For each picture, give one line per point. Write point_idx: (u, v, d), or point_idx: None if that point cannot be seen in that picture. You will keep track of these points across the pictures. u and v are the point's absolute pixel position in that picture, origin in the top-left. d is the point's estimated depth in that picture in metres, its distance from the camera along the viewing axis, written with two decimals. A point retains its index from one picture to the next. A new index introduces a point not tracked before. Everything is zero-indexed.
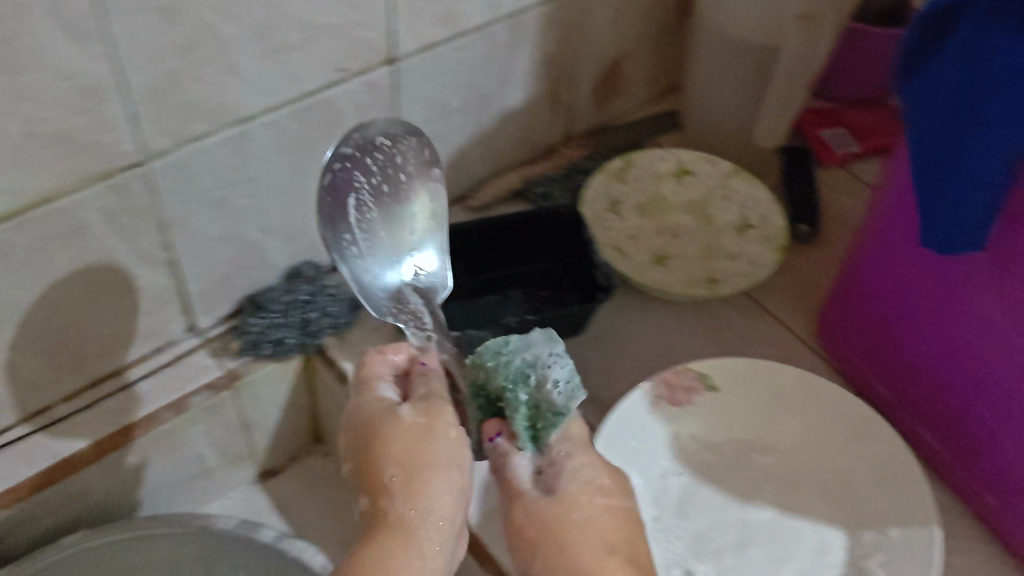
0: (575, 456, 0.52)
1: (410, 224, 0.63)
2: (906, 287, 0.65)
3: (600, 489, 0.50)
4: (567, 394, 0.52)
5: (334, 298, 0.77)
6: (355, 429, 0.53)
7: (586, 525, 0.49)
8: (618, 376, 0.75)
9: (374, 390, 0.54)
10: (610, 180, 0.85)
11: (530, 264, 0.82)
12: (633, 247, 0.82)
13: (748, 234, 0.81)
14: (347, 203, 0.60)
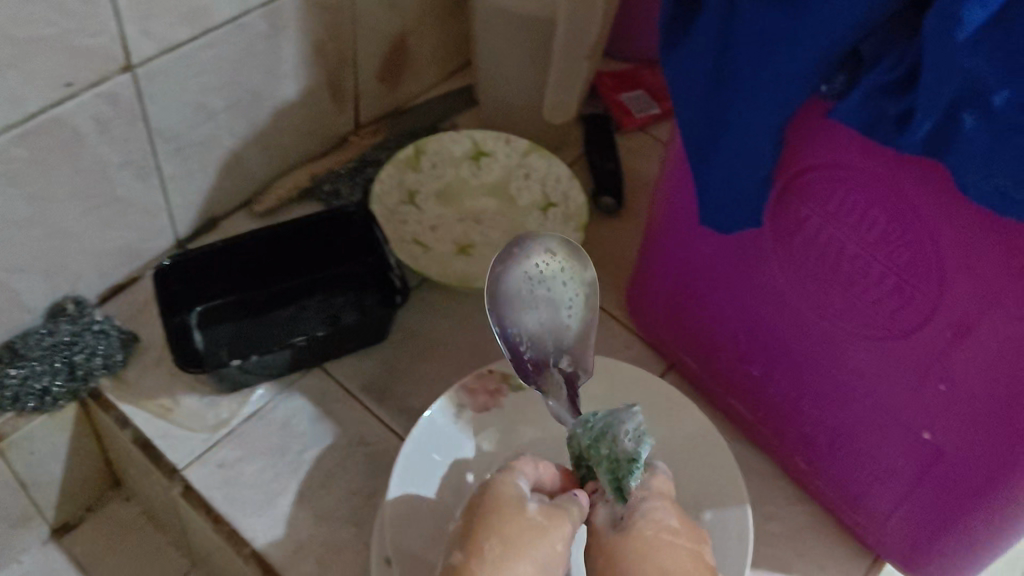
0: (651, 501, 0.51)
1: (561, 322, 0.61)
2: (694, 262, 0.62)
3: (672, 528, 0.50)
4: (634, 441, 0.54)
5: (104, 333, 0.69)
6: (509, 497, 0.50)
7: (679, 557, 0.48)
8: (428, 381, 0.71)
9: (513, 475, 0.52)
10: (403, 169, 0.79)
11: (323, 266, 0.76)
12: (434, 238, 0.78)
13: (551, 212, 0.78)
14: (517, 301, 0.59)
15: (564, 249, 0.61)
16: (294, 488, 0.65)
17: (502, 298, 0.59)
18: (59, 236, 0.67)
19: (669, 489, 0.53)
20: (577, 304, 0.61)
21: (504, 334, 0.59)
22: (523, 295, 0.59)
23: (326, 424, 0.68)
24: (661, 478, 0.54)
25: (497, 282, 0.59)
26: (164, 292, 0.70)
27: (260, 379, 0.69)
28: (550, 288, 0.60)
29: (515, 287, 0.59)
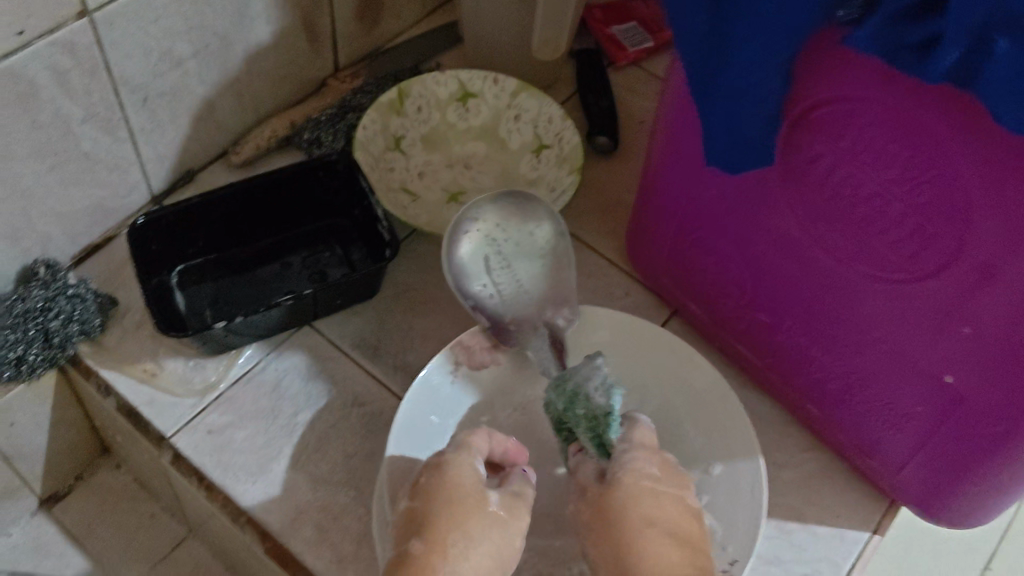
0: (633, 452, 0.51)
1: (529, 279, 0.62)
2: (700, 205, 0.59)
3: (653, 474, 0.50)
4: (604, 395, 0.56)
5: (79, 299, 0.65)
6: (456, 484, 0.48)
7: (664, 506, 0.48)
8: (423, 335, 0.68)
9: (470, 457, 0.51)
10: (387, 115, 0.74)
11: (306, 220, 0.72)
12: (423, 185, 0.75)
13: (544, 154, 0.75)
14: (475, 266, 0.62)
15: (519, 209, 0.64)
16: (289, 453, 0.62)
17: (466, 266, 0.62)
18: (24, 195, 0.63)
19: (653, 441, 0.53)
20: (548, 253, 0.63)
21: (477, 302, 0.61)
22: (484, 258, 0.62)
23: (320, 384, 0.66)
24: (642, 432, 0.53)
25: (455, 247, 0.62)
26: (140, 251, 0.65)
27: (248, 340, 0.66)
28: (515, 244, 0.63)
29: (476, 251, 0.62)
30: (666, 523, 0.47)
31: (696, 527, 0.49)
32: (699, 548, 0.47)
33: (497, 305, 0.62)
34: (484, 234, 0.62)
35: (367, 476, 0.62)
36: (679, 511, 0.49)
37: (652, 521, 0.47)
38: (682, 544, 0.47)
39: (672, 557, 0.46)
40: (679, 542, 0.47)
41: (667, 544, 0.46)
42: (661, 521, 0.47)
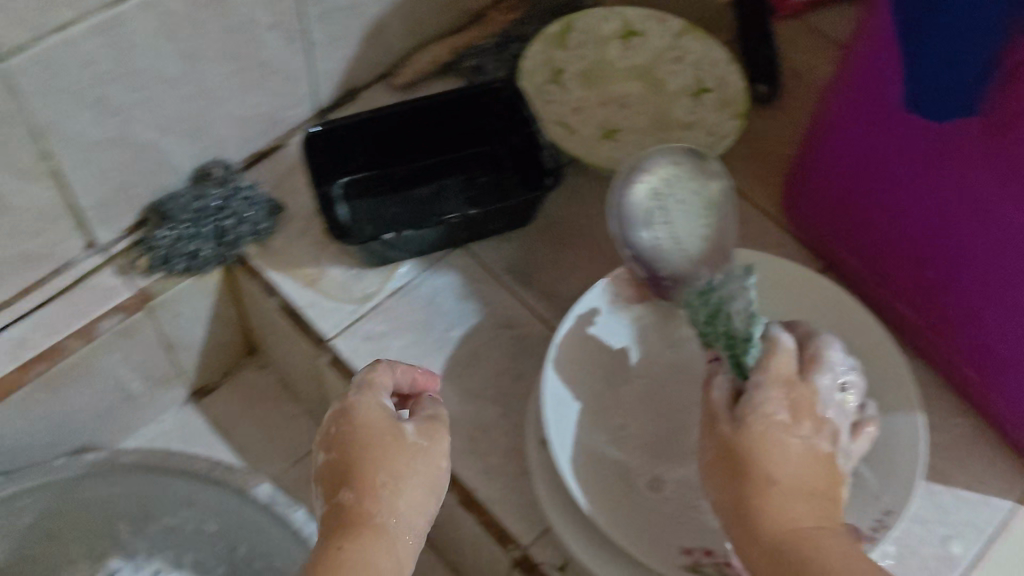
0: (767, 391, 0.47)
1: (692, 235, 0.58)
2: (869, 155, 0.59)
3: (786, 423, 0.46)
4: (746, 321, 0.51)
5: (251, 202, 0.68)
6: (376, 422, 0.47)
7: (801, 463, 0.45)
8: (574, 267, 0.69)
9: (376, 395, 0.48)
10: (551, 46, 0.76)
11: (467, 145, 0.73)
12: (578, 121, 0.75)
13: (704, 98, 0.75)
14: (640, 217, 0.58)
15: (685, 165, 0.61)
16: (439, 367, 0.64)
17: (629, 213, 0.58)
18: (207, 97, 0.65)
19: (792, 369, 0.48)
20: (711, 212, 0.60)
21: (637, 252, 0.58)
22: (648, 210, 0.59)
23: (473, 303, 0.67)
24: (783, 355, 0.48)
25: (620, 195, 0.59)
26: (311, 162, 0.68)
27: (405, 255, 0.67)
28: (680, 199, 0.60)
29: (642, 202, 0.59)
30: (796, 483, 0.45)
31: (828, 475, 0.46)
32: (833, 505, 0.45)
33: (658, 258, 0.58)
34: (650, 186, 0.59)
35: (514, 396, 0.63)
36: (816, 464, 0.46)
37: (787, 482, 0.45)
38: (811, 501, 0.45)
39: (810, 518, 0.44)
40: (814, 501, 0.45)
41: (796, 502, 0.44)
42: (796, 483, 0.45)
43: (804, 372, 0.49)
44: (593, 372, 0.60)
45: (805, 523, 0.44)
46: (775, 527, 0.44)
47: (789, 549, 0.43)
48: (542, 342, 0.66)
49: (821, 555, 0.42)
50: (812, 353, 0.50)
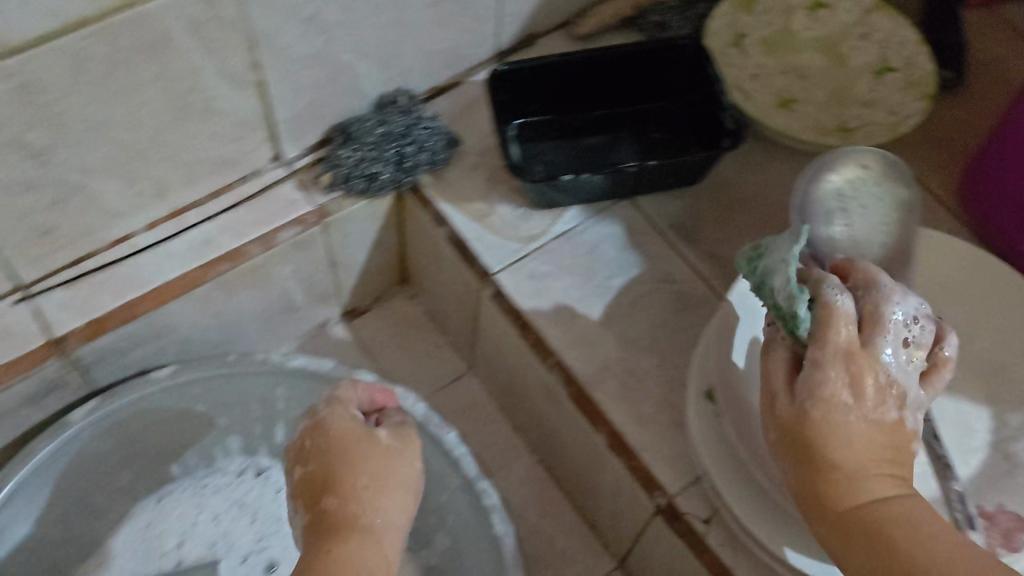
0: (827, 369, 0.45)
1: (870, 241, 0.59)
2: None
3: (847, 399, 0.44)
4: (788, 298, 0.46)
5: (433, 132, 0.69)
6: (350, 433, 0.54)
7: (860, 440, 0.44)
8: (739, 231, 0.69)
9: (344, 408, 0.55)
10: (737, 9, 0.76)
11: (643, 99, 0.73)
12: (755, 88, 0.74)
13: (887, 78, 0.73)
14: (822, 214, 0.59)
15: (874, 169, 0.62)
16: (598, 312, 0.65)
17: (812, 209, 0.59)
18: (405, 26, 0.66)
19: (851, 337, 0.45)
20: (894, 221, 0.60)
21: (816, 246, 0.59)
22: (831, 208, 0.60)
23: (635, 255, 0.68)
24: (842, 321, 0.45)
25: (805, 190, 0.60)
26: (494, 100, 0.69)
27: (573, 200, 0.68)
28: (863, 204, 0.60)
29: (825, 200, 0.60)
30: (859, 464, 0.44)
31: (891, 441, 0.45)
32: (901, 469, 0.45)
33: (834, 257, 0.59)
34: (836, 185, 0.61)
35: (671, 350, 0.64)
36: (885, 430, 0.45)
37: (852, 465, 0.44)
38: (875, 477, 0.44)
39: (887, 495, 0.43)
40: (882, 474, 0.44)
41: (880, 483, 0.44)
42: (862, 464, 0.44)
43: (862, 330, 0.47)
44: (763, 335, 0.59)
45: (889, 506, 0.43)
46: (846, 504, 0.43)
47: (869, 535, 0.42)
48: (702, 301, 0.66)
49: (901, 539, 0.41)
50: (875, 307, 0.47)
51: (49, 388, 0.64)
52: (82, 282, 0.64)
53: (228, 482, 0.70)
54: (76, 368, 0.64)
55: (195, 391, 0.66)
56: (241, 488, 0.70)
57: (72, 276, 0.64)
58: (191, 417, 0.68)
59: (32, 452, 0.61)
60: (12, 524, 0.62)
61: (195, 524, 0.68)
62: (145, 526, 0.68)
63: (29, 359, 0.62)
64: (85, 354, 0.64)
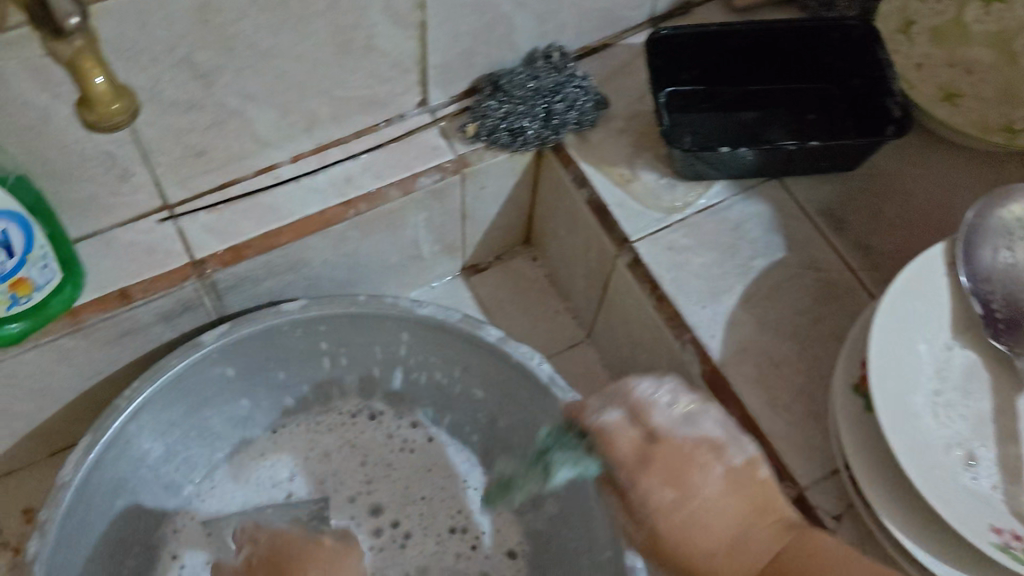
0: (648, 488, 0.45)
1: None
2: None
3: (666, 502, 0.45)
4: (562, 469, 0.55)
5: (583, 91, 0.68)
6: (268, 547, 0.62)
7: (734, 506, 0.45)
8: (889, 224, 0.67)
9: (247, 531, 0.63)
10: None
11: (798, 78, 0.71)
12: (918, 78, 0.70)
13: None
14: (987, 250, 0.58)
15: None
16: (740, 291, 0.63)
17: (976, 248, 0.58)
18: None
19: (632, 433, 0.46)
20: None
21: (975, 283, 0.58)
22: (997, 246, 0.58)
23: (780, 239, 0.66)
24: (612, 432, 0.47)
25: (969, 227, 0.58)
26: (651, 65, 0.67)
27: (720, 175, 0.66)
28: None
29: (990, 238, 0.58)
30: (732, 535, 0.45)
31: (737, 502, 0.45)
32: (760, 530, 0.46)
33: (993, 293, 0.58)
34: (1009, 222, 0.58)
35: (811, 340, 0.62)
36: (748, 489, 0.46)
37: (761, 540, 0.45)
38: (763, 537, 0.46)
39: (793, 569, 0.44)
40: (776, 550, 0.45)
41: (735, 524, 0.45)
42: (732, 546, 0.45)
43: (640, 425, 0.47)
44: (920, 330, 0.57)
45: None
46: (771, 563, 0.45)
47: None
48: (846, 293, 0.64)
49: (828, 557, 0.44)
50: (636, 399, 0.48)
51: (184, 308, 0.64)
52: (223, 206, 0.64)
53: (342, 422, 0.73)
54: (208, 291, 0.64)
55: (319, 326, 0.65)
56: (355, 430, 0.72)
57: (216, 201, 0.64)
58: (311, 354, 0.68)
59: (163, 367, 0.60)
60: (138, 438, 0.62)
61: (307, 456, 0.71)
62: (260, 455, 0.71)
63: (164, 278, 0.61)
64: (221, 279, 0.64)
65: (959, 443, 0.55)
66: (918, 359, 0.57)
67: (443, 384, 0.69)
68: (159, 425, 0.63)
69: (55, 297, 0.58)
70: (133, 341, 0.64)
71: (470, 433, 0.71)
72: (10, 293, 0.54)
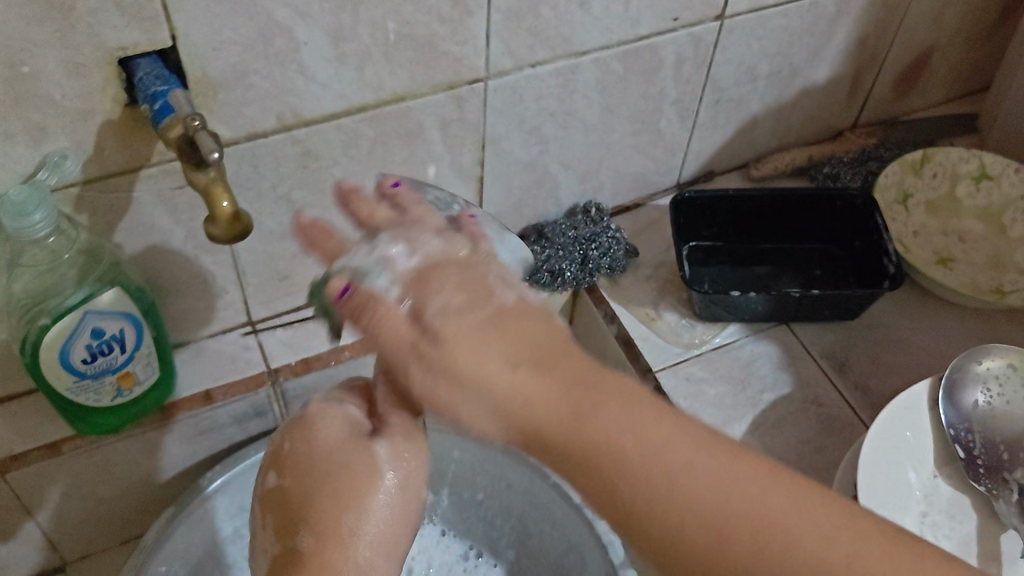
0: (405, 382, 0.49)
1: (1006, 417, 0.67)
2: None
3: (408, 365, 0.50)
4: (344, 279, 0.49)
5: (616, 241, 0.78)
6: (313, 464, 0.48)
7: (498, 384, 0.42)
8: (889, 370, 0.74)
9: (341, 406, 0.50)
10: (906, 171, 0.83)
11: (809, 242, 0.80)
12: (916, 243, 0.82)
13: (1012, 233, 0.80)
14: (963, 403, 0.67)
15: (1006, 353, 0.68)
16: (750, 419, 0.70)
17: (961, 410, 0.67)
18: (605, 147, 0.76)
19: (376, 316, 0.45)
20: None
21: (956, 434, 0.66)
22: (973, 407, 0.67)
23: (786, 375, 0.74)
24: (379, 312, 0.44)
25: (945, 385, 0.67)
26: (675, 220, 0.77)
27: (733, 319, 0.75)
28: (1004, 393, 0.68)
29: (965, 395, 0.67)
30: (711, 510, 0.38)
31: (438, 348, 0.43)
32: (556, 360, 0.43)
33: (972, 439, 0.66)
34: (975, 399, 0.67)
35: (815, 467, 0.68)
36: (430, 282, 0.45)
37: (561, 429, 0.41)
38: (568, 360, 0.43)
39: (608, 419, 0.41)
40: (517, 367, 0.42)
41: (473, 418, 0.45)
42: (831, 528, 0.38)
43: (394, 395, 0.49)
44: (902, 449, 0.65)
45: (630, 438, 0.40)
46: (516, 415, 0.42)
47: (518, 427, 0.42)
48: (847, 425, 0.70)
49: (529, 414, 0.41)
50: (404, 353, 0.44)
51: (256, 412, 0.73)
52: (299, 325, 0.75)
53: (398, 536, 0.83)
54: (279, 400, 0.74)
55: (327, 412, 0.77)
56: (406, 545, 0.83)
57: (292, 320, 0.75)
58: None
59: (244, 454, 0.72)
60: (211, 518, 0.72)
61: None
62: None
63: (245, 385, 0.71)
64: (291, 389, 0.73)
65: (925, 521, 0.64)
66: (907, 484, 0.64)
67: (486, 499, 0.78)
68: (229, 510, 0.74)
69: (149, 394, 0.67)
70: (210, 439, 0.73)
71: (506, 547, 0.79)
72: (117, 385, 0.64)
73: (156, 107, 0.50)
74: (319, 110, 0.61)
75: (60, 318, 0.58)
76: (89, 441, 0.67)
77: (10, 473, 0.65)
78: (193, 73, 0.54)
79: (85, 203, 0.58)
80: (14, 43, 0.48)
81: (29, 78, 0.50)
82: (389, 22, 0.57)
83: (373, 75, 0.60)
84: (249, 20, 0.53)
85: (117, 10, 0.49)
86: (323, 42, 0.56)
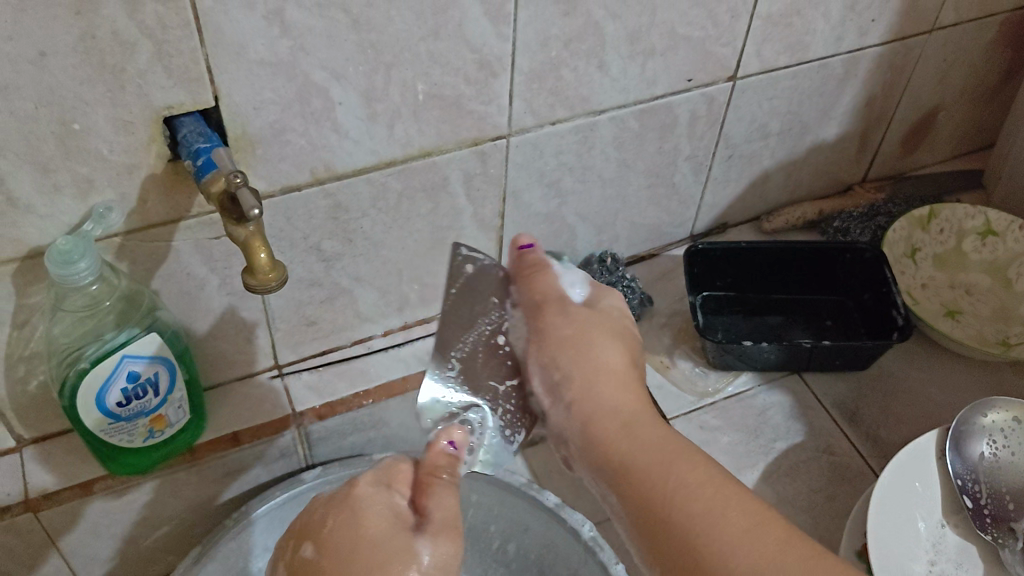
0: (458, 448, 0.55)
1: (1011, 468, 0.69)
2: None
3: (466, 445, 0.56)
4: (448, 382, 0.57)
5: (631, 292, 0.80)
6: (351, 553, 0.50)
7: (608, 365, 0.56)
8: (898, 420, 0.75)
9: (386, 497, 0.53)
10: (914, 225, 0.85)
11: (820, 293, 0.83)
12: (924, 295, 0.84)
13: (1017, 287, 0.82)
14: (970, 454, 0.69)
15: (1010, 406, 0.70)
16: (763, 467, 0.72)
17: (967, 460, 0.69)
18: (621, 201, 0.79)
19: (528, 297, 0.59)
20: None
21: (962, 484, 0.68)
22: (978, 457, 0.69)
23: (798, 423, 0.75)
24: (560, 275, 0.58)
25: (953, 437, 0.69)
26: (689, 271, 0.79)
27: (746, 368, 0.77)
28: (1009, 445, 0.69)
29: (971, 446, 0.69)
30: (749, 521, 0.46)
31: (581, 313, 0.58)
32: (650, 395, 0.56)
33: (978, 489, 0.68)
34: (981, 450, 0.69)
35: (827, 514, 0.69)
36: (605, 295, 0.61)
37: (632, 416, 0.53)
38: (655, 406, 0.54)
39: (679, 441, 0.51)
40: (630, 372, 0.56)
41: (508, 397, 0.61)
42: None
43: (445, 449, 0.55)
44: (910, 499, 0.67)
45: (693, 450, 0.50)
46: (612, 393, 0.54)
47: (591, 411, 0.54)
48: (858, 474, 0.72)
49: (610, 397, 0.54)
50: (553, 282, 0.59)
51: (281, 454, 0.75)
52: (322, 369, 0.77)
53: None
54: (303, 442, 0.76)
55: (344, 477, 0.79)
56: None
57: (318, 363, 0.78)
58: None
59: (268, 495, 0.74)
60: (236, 557, 0.74)
61: None
62: None
63: (270, 428, 0.73)
64: (315, 431, 0.75)
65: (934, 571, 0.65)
66: (915, 533, 0.66)
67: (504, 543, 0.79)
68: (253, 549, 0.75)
69: (180, 436, 0.69)
70: (236, 480, 0.75)
71: None
72: (149, 426, 0.66)
73: (199, 163, 0.53)
74: (349, 165, 0.63)
75: (100, 361, 0.61)
76: (120, 481, 0.69)
77: (44, 511, 0.67)
78: (233, 131, 0.57)
79: (126, 252, 0.61)
80: (68, 103, 0.51)
81: (79, 135, 0.53)
82: (419, 84, 0.61)
83: (402, 132, 0.63)
84: (288, 81, 0.56)
85: (164, 72, 0.53)
86: (357, 102, 0.60)
